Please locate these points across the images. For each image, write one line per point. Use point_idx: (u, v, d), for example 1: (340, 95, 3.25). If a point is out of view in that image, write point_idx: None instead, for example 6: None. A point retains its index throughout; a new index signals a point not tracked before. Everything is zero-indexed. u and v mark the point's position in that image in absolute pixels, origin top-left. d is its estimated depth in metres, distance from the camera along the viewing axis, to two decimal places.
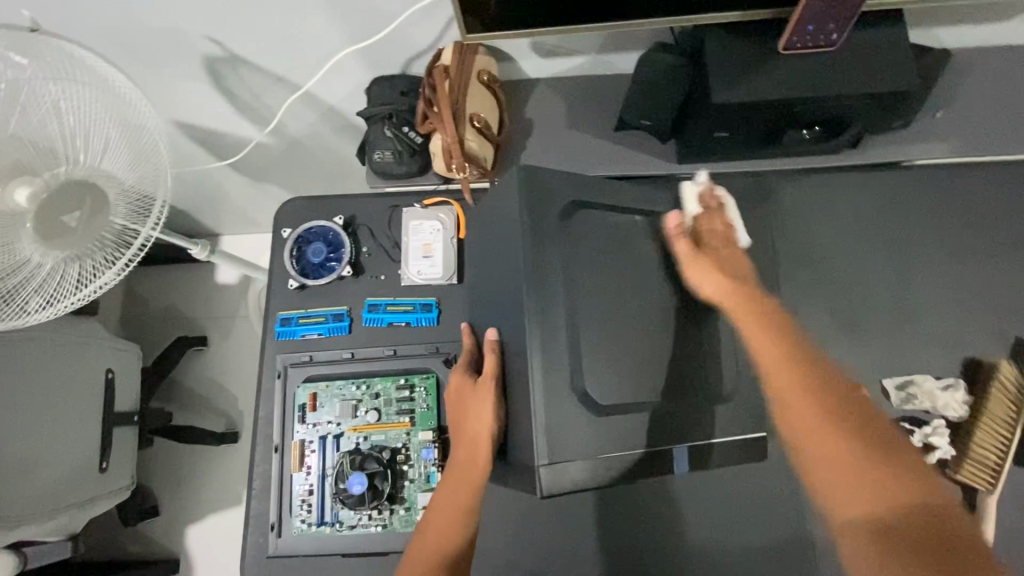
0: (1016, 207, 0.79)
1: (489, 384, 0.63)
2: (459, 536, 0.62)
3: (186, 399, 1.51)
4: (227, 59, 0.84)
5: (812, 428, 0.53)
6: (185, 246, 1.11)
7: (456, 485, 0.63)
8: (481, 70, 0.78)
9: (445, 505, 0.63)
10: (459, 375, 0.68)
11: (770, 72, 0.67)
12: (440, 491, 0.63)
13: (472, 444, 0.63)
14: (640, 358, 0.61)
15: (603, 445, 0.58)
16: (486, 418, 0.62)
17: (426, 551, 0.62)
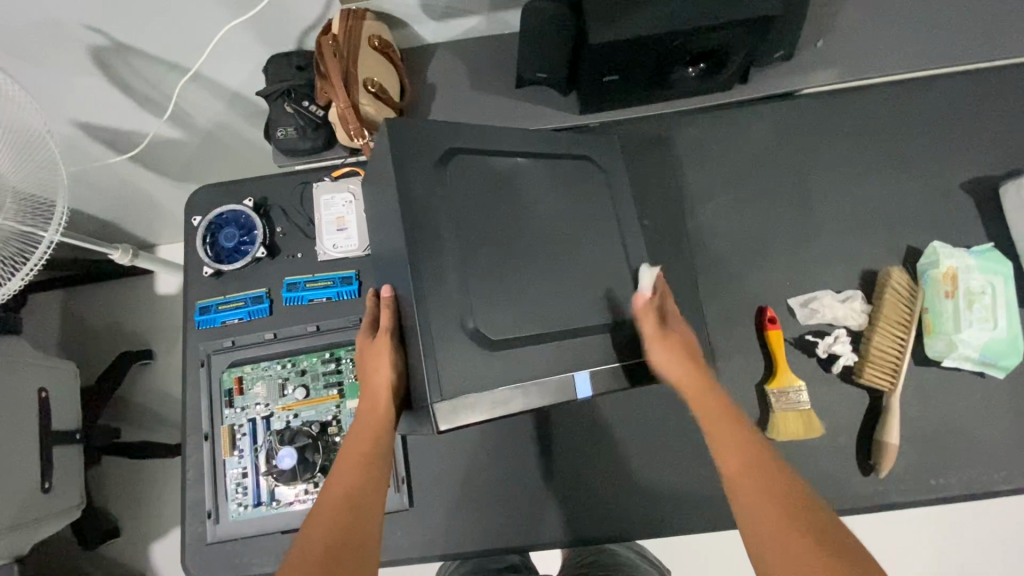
0: (898, 125, 0.83)
1: (384, 337, 0.65)
2: (370, 483, 0.60)
3: (137, 414, 1.48)
4: (116, 50, 0.82)
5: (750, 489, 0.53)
6: (107, 251, 1.08)
7: (359, 436, 0.63)
8: (372, 36, 0.78)
9: (353, 451, 0.62)
10: (365, 336, 0.69)
11: (646, 10, 0.68)
12: (346, 445, 0.63)
13: (374, 396, 0.64)
14: (528, 302, 0.62)
15: (504, 374, 0.59)
16: (384, 368, 0.64)
17: (334, 494, 0.59)
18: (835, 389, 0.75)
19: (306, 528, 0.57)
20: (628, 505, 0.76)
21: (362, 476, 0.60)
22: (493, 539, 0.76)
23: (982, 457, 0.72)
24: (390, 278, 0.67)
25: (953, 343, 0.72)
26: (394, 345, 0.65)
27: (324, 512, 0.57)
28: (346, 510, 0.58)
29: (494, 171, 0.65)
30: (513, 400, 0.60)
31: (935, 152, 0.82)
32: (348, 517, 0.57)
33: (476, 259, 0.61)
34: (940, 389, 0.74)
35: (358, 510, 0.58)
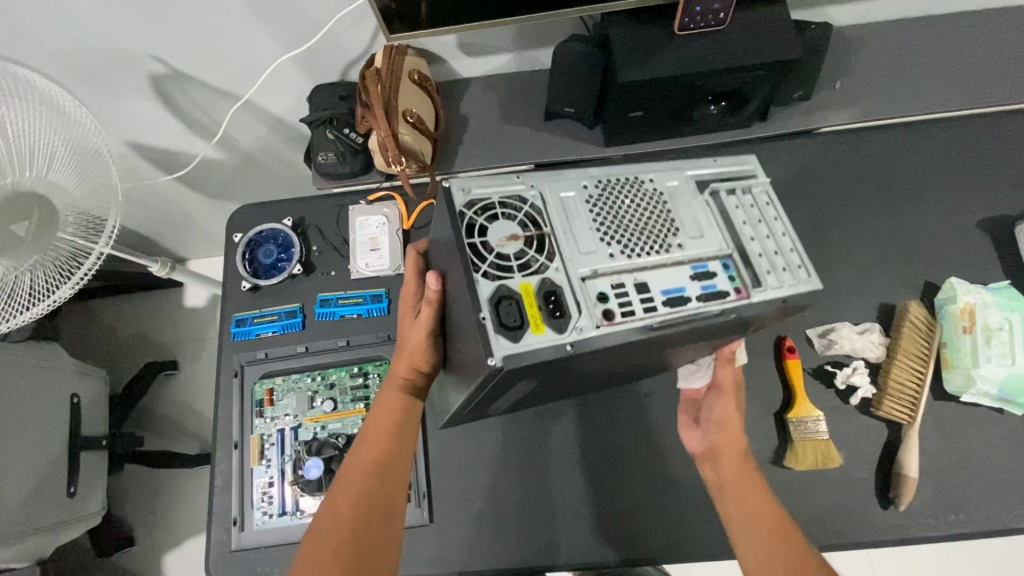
0: (912, 163, 0.86)
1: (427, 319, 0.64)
2: (399, 449, 0.64)
3: (159, 424, 1.51)
4: (173, 77, 0.88)
5: (765, 544, 0.59)
6: (146, 264, 1.13)
7: (390, 395, 0.66)
8: (412, 71, 0.83)
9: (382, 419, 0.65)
10: (409, 293, 0.69)
11: (671, 52, 0.73)
12: (378, 405, 0.66)
13: (409, 364, 0.67)
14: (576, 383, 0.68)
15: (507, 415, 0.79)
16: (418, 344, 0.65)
17: (369, 454, 0.63)
18: (853, 420, 0.76)
19: (336, 493, 0.61)
20: (645, 529, 0.76)
21: (393, 444, 0.64)
22: (512, 557, 0.77)
23: (1003, 494, 0.72)
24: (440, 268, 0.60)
25: (971, 378, 0.73)
26: (432, 325, 0.64)
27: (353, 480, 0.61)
28: (377, 474, 0.62)
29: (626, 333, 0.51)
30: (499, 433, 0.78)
31: (950, 191, 0.85)
32: (376, 488, 0.61)
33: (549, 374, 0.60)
34: (958, 423, 0.75)
35: (391, 479, 0.62)
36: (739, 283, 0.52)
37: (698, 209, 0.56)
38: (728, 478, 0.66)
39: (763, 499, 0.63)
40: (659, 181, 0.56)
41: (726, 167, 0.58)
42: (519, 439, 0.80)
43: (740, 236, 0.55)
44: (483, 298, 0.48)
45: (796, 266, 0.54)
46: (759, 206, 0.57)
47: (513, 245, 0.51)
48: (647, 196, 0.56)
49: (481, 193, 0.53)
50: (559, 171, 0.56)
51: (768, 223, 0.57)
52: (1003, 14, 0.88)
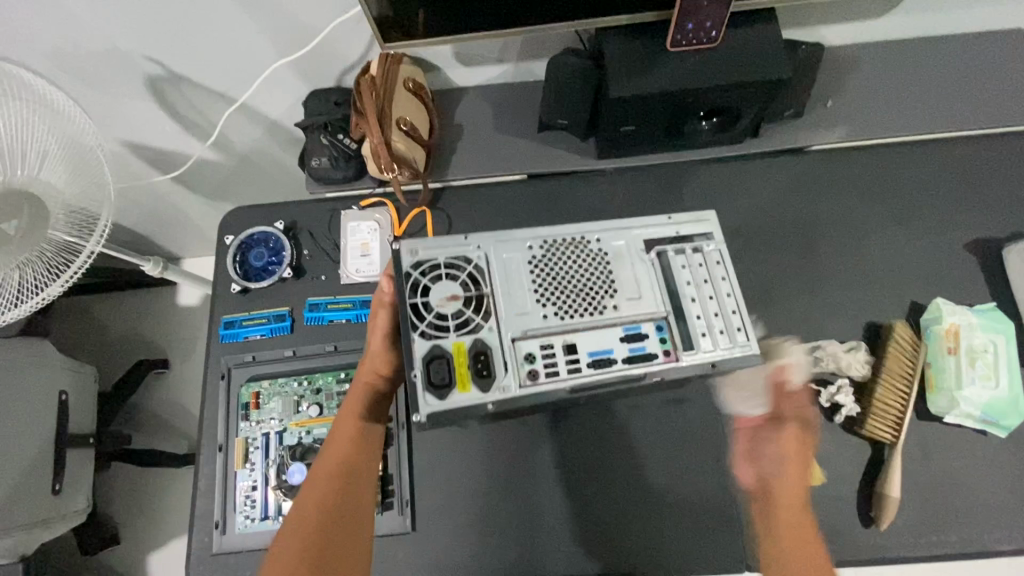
0: (903, 183, 0.86)
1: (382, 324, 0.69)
2: (362, 455, 0.66)
3: (148, 422, 1.51)
4: (170, 78, 0.89)
5: None
6: (139, 262, 1.13)
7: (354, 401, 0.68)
8: (407, 79, 0.84)
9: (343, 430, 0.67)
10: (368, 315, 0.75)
11: (664, 68, 0.73)
12: (342, 413, 0.68)
13: (372, 367, 0.69)
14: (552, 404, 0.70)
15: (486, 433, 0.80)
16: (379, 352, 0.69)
17: (333, 461, 0.64)
18: (836, 438, 0.76)
19: (300, 500, 0.61)
20: (628, 542, 0.76)
21: (355, 451, 0.66)
22: (493, 568, 0.77)
23: (985, 517, 0.72)
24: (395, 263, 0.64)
25: (955, 399, 0.73)
26: (388, 327, 0.69)
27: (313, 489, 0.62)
28: (341, 480, 0.63)
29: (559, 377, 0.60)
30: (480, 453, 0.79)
31: (940, 212, 0.85)
32: (338, 495, 0.62)
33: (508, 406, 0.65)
34: (941, 443, 0.75)
35: (354, 485, 0.63)
36: (670, 345, 0.61)
37: (642, 270, 0.63)
38: (780, 508, 0.67)
39: (804, 523, 0.66)
40: (606, 243, 0.65)
41: (681, 225, 0.66)
42: (504, 449, 0.80)
43: (681, 299, 0.63)
44: (418, 355, 0.58)
45: (735, 328, 0.62)
46: (709, 265, 0.65)
47: (452, 305, 0.60)
48: (591, 257, 0.64)
49: (427, 254, 0.62)
50: (505, 233, 0.64)
51: (715, 283, 0.64)
52: (996, 38, 0.89)
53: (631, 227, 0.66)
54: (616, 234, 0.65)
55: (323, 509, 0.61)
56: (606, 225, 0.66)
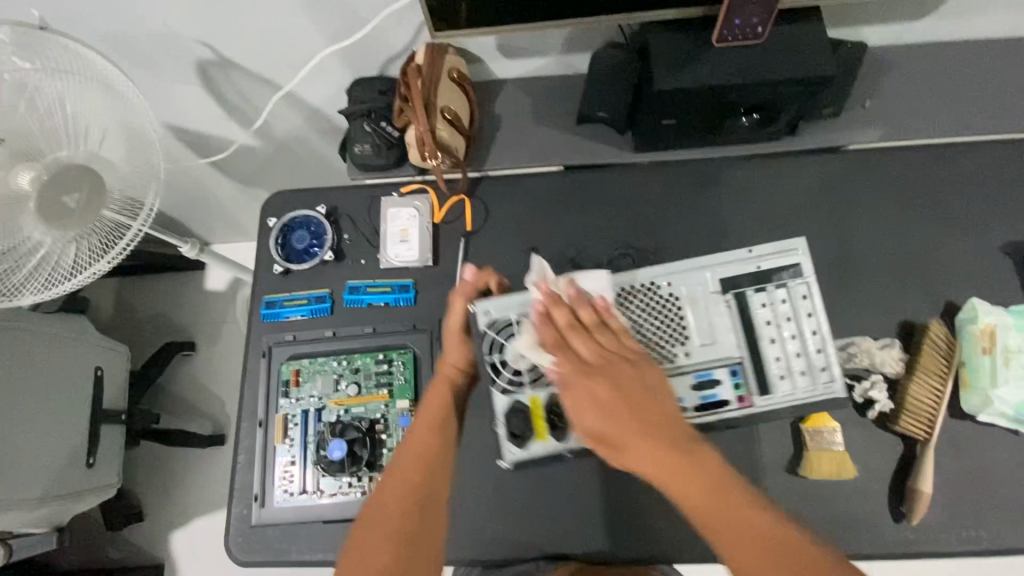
0: (938, 184, 0.87)
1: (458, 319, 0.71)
2: (440, 452, 0.66)
3: (174, 403, 1.54)
4: (219, 63, 0.91)
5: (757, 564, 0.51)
6: (177, 243, 1.16)
7: (434, 402, 0.69)
8: (452, 69, 0.86)
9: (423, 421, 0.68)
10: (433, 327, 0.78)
11: (707, 63, 0.75)
12: (421, 411, 0.69)
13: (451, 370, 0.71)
14: None
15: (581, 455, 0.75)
16: (457, 350, 0.71)
17: (411, 458, 0.66)
18: (868, 433, 0.77)
19: (381, 490, 0.64)
20: (658, 528, 0.77)
21: (434, 448, 0.66)
22: (525, 548, 0.78)
23: (1018, 515, 0.73)
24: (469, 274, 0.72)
25: (988, 398, 0.73)
26: (462, 327, 0.71)
27: (396, 477, 0.64)
28: (418, 476, 0.64)
29: None
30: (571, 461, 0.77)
31: (976, 213, 0.85)
32: (420, 487, 0.64)
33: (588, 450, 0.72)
34: (974, 442, 0.76)
35: (434, 482, 0.64)
36: (744, 390, 0.68)
37: (717, 312, 0.70)
38: (640, 456, 0.56)
39: (697, 485, 0.54)
40: (677, 287, 0.72)
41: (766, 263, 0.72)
42: None
43: (759, 338, 0.70)
44: (501, 411, 0.69)
45: (819, 367, 0.69)
46: (794, 300, 0.71)
47: (528, 359, 0.69)
48: (664, 304, 0.71)
49: (499, 314, 0.70)
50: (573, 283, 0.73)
51: (798, 318, 0.71)
52: None
53: (703, 267, 0.72)
54: (686, 278, 0.72)
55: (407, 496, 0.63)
56: (678, 272, 0.72)
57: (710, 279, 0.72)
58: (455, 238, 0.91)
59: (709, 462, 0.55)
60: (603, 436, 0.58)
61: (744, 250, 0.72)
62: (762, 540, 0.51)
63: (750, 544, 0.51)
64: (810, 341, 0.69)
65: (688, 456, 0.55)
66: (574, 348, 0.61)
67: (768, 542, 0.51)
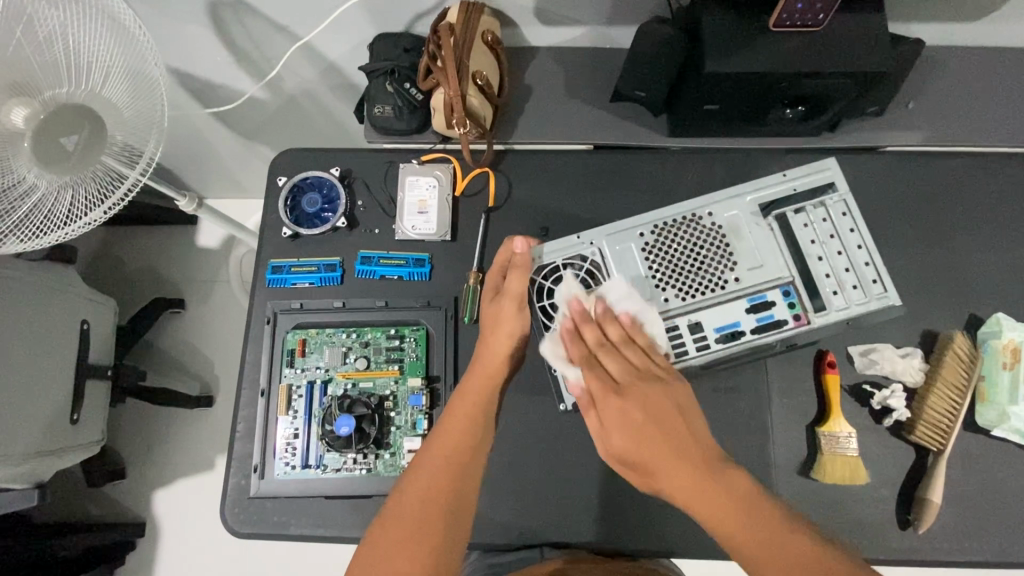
0: (972, 193, 0.85)
1: (518, 290, 0.74)
2: (478, 431, 0.66)
3: (161, 361, 1.49)
4: (232, 5, 0.84)
5: (740, 526, 0.54)
6: (173, 196, 1.09)
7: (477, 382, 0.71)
8: (486, 31, 0.80)
9: (491, 363, 0.72)
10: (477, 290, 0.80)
11: (761, 48, 0.71)
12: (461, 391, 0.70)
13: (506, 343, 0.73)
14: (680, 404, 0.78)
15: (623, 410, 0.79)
16: (513, 319, 0.74)
17: (449, 439, 0.65)
18: (881, 441, 0.77)
19: (415, 469, 0.63)
20: (666, 522, 0.77)
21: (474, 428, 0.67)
22: (531, 535, 0.77)
23: (1018, 531, 0.74)
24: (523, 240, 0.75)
25: (1004, 414, 0.73)
26: (521, 295, 0.74)
27: (455, 430, 0.66)
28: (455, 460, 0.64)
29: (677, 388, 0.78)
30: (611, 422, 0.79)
31: (1007, 228, 0.84)
32: (459, 467, 0.64)
33: None
34: (983, 455, 0.76)
35: (469, 464, 0.64)
36: (798, 309, 0.74)
37: (761, 233, 0.76)
38: (671, 481, 0.58)
39: (717, 501, 0.55)
40: (719, 216, 0.77)
41: (802, 183, 0.77)
42: (549, 420, 0.80)
43: (806, 257, 0.75)
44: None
45: (870, 281, 0.74)
46: (833, 217, 0.76)
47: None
48: (708, 232, 0.76)
49: (547, 260, 0.77)
50: (614, 227, 0.78)
51: (841, 235, 0.76)
52: None
53: (742, 195, 0.77)
54: (726, 206, 0.77)
55: (469, 436, 0.66)
56: (718, 199, 0.77)
57: (751, 203, 0.77)
58: (475, 213, 0.86)
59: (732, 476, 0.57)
60: (637, 462, 0.60)
61: (780, 174, 0.78)
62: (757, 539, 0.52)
63: (769, 551, 0.52)
64: (857, 256, 0.75)
65: (706, 472, 0.57)
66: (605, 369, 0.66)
67: (745, 528, 0.53)
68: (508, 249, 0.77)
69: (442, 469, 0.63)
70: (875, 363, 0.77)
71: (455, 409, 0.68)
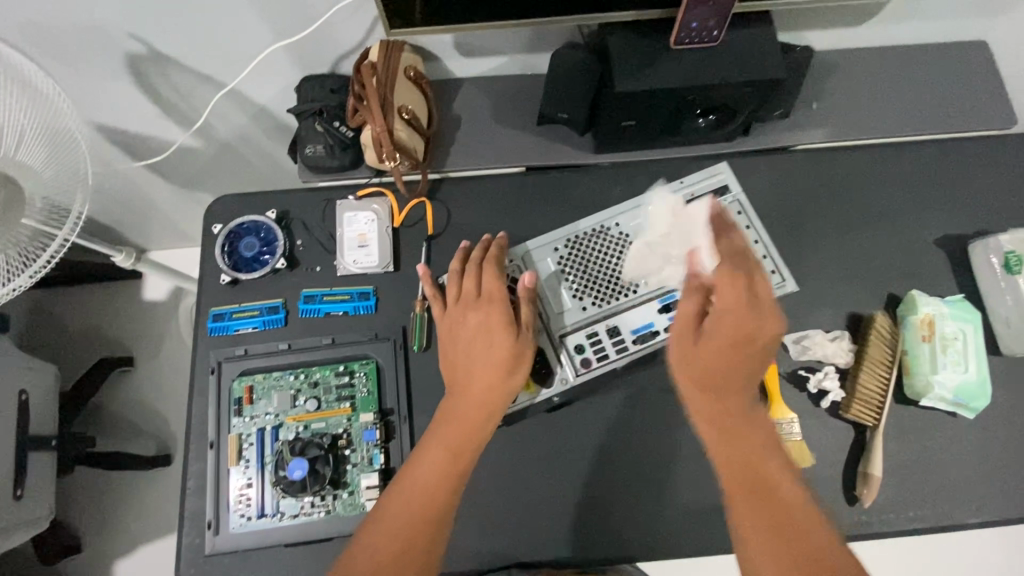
0: (880, 179, 0.91)
1: (492, 288, 0.75)
2: (484, 427, 0.69)
3: (113, 423, 1.42)
4: (153, 59, 0.84)
5: (743, 495, 0.61)
6: (109, 253, 1.07)
7: (486, 380, 0.70)
8: (408, 67, 0.83)
9: (497, 360, 0.71)
10: (455, 305, 0.75)
11: (665, 66, 0.76)
12: (470, 387, 0.70)
13: (499, 339, 0.72)
14: (627, 411, 0.81)
15: (573, 423, 0.80)
16: (495, 310, 0.73)
17: (451, 434, 0.68)
18: (823, 423, 0.80)
19: (417, 461, 0.67)
20: (629, 528, 0.78)
21: (480, 423, 0.69)
22: (498, 558, 0.77)
23: (956, 493, 0.78)
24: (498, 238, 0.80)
25: (929, 384, 0.78)
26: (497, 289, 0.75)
27: (460, 428, 0.68)
28: (458, 455, 0.67)
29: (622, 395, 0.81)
30: (563, 432, 0.80)
31: (915, 209, 0.90)
32: (459, 465, 0.66)
33: (579, 409, 0.81)
34: (915, 426, 0.80)
35: (468, 461, 0.67)
36: None
37: None
38: (725, 441, 0.65)
39: (754, 473, 0.62)
40: (625, 226, 0.84)
41: (699, 188, 0.86)
42: (505, 440, 0.80)
43: None
44: None
45: (767, 271, 0.80)
46: (729, 217, 0.83)
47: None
48: (616, 240, 0.83)
49: None
50: (532, 243, 0.83)
51: (738, 232, 0.82)
52: (963, 49, 0.95)
53: (646, 203, 0.85)
54: (632, 216, 0.84)
55: (475, 436, 0.68)
56: (624, 210, 0.84)
57: (654, 211, 0.84)
58: (415, 242, 0.88)
59: (747, 444, 0.64)
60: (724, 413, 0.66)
61: (679, 181, 0.86)
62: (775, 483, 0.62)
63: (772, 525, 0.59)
64: (753, 250, 0.81)
65: (736, 394, 0.66)
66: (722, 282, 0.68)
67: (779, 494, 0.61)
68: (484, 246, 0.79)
69: (444, 465, 0.66)
70: (806, 348, 0.81)
71: (461, 404, 0.70)
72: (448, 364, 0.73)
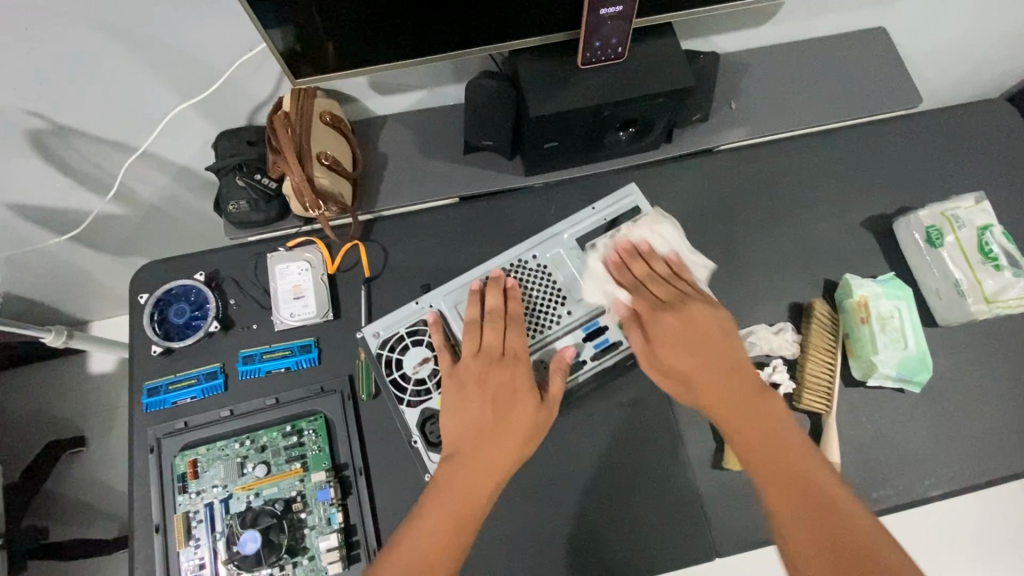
0: (804, 169, 0.94)
1: (515, 347, 0.73)
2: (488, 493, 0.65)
3: (69, 509, 1.35)
4: (55, 132, 0.81)
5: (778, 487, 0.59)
6: (39, 334, 1.01)
7: (494, 446, 0.67)
8: (323, 113, 0.82)
9: (514, 426, 0.69)
10: (471, 359, 0.73)
11: (577, 86, 0.77)
12: (477, 453, 0.67)
13: (522, 400, 0.70)
14: (585, 433, 0.80)
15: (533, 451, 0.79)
16: (514, 369, 0.72)
17: (451, 499, 0.64)
18: None
19: (415, 525, 0.63)
20: (602, 550, 0.76)
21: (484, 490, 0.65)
22: None
23: (912, 467, 0.80)
24: (515, 289, 0.77)
25: (873, 364, 0.79)
26: (518, 347, 0.73)
27: (463, 491, 0.65)
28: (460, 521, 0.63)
29: (580, 416, 0.80)
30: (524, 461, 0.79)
31: (841, 194, 0.93)
32: (461, 535, 0.63)
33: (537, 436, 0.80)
34: (865, 406, 0.82)
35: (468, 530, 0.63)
36: None
37: (583, 264, 0.80)
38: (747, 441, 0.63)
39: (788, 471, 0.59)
40: (542, 257, 0.81)
41: (613, 211, 0.83)
42: None
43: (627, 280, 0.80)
44: (414, 423, 0.76)
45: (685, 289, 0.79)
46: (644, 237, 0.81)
47: (427, 366, 0.77)
48: (535, 274, 0.80)
49: (388, 332, 0.78)
50: (446, 285, 0.80)
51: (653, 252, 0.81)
52: (863, 37, 0.99)
53: (560, 233, 0.82)
54: (546, 247, 0.81)
55: (480, 502, 0.65)
56: (539, 241, 0.82)
57: (569, 239, 0.82)
58: (353, 286, 0.86)
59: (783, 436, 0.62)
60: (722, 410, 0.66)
61: (591, 208, 0.84)
62: (802, 473, 0.59)
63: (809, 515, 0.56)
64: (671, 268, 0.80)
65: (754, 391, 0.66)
66: (649, 291, 0.75)
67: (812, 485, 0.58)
68: (499, 298, 0.76)
69: (448, 532, 0.62)
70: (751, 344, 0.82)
71: (466, 469, 0.66)
72: (455, 420, 0.70)
